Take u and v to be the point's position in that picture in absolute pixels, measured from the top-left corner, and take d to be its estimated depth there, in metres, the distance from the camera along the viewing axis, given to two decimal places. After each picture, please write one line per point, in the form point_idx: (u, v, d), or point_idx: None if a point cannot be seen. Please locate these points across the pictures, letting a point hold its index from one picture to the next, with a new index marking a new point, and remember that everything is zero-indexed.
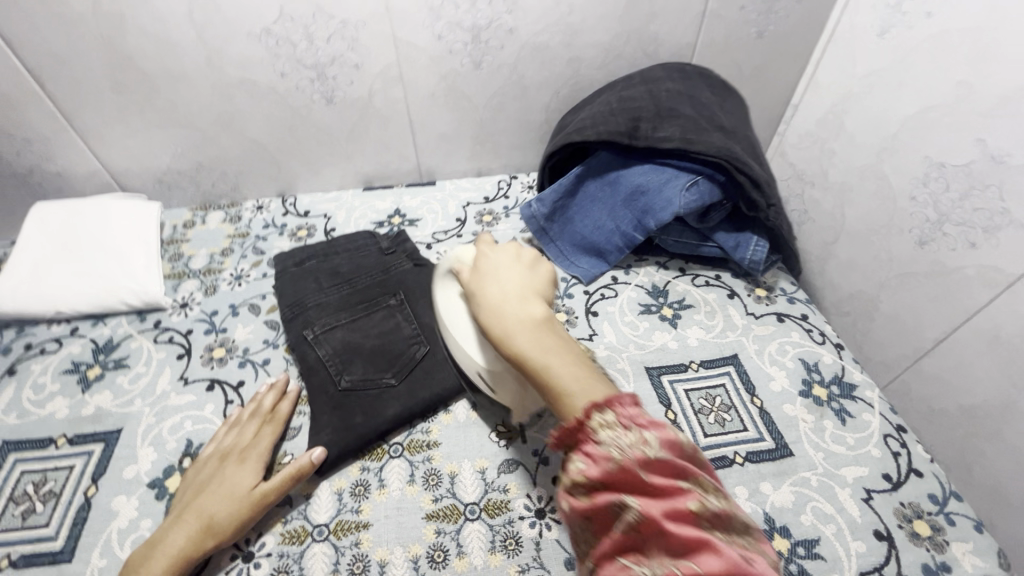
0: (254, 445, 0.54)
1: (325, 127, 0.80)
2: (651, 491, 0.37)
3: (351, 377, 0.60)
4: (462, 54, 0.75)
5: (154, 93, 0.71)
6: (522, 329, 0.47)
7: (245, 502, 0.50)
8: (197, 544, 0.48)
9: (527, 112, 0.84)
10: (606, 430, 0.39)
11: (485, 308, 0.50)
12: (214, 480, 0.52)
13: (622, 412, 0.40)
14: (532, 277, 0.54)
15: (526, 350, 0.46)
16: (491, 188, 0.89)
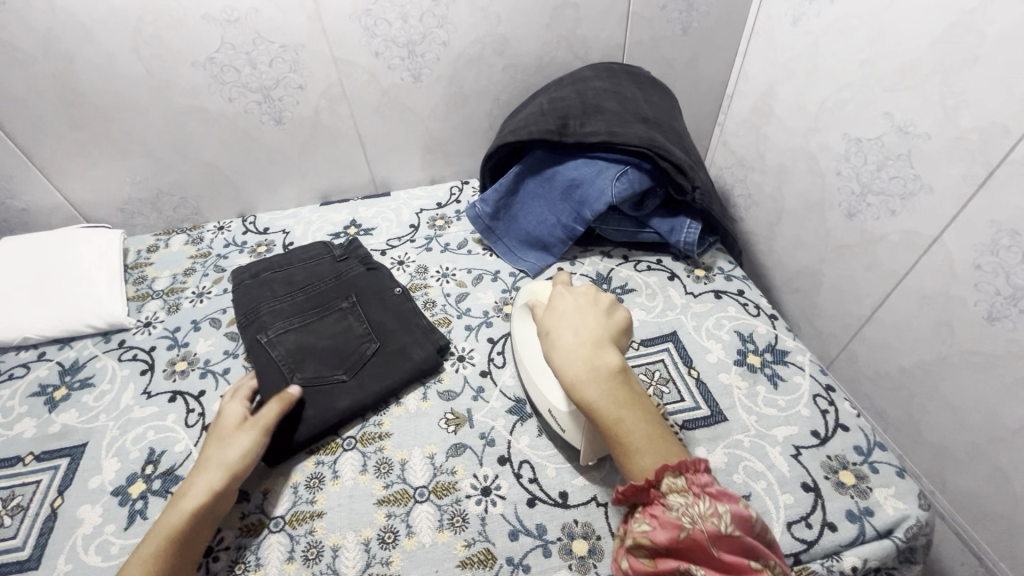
0: (231, 402, 0.60)
1: (278, 147, 0.84)
2: (718, 564, 0.40)
3: (304, 374, 0.63)
4: (400, 68, 0.79)
5: (109, 126, 0.75)
6: (595, 378, 0.48)
7: (243, 437, 0.55)
8: (209, 487, 0.52)
9: (471, 119, 0.89)
10: (677, 495, 0.42)
11: (562, 353, 0.50)
12: (208, 442, 0.56)
13: (693, 481, 0.43)
14: (607, 321, 0.52)
15: (597, 404, 0.47)
16: (443, 195, 0.93)
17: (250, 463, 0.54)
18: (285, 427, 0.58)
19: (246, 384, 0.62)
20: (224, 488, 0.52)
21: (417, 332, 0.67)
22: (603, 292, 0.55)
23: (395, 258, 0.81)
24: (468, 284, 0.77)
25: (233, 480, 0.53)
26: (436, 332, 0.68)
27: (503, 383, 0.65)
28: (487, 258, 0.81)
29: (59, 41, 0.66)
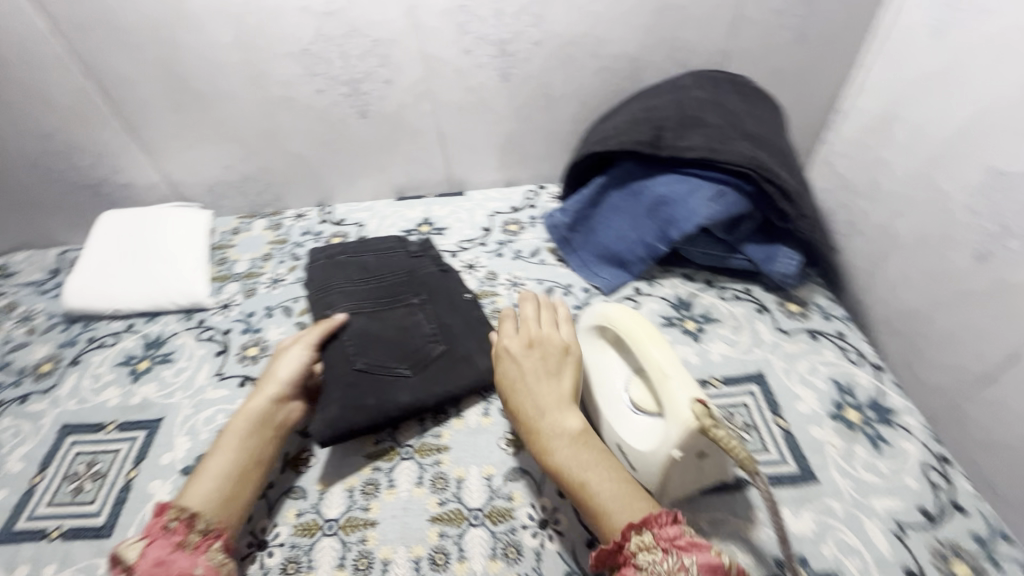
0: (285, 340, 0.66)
1: (360, 140, 0.83)
2: None
3: (366, 360, 0.61)
4: (490, 67, 0.76)
5: (207, 110, 0.77)
6: (560, 443, 0.50)
7: (287, 351, 0.61)
8: (261, 395, 0.57)
9: (554, 122, 0.85)
10: (645, 553, 0.41)
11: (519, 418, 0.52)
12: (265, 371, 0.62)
13: (659, 534, 0.42)
14: (559, 381, 0.54)
15: (562, 467, 0.48)
16: (519, 199, 0.90)
17: (292, 370, 0.59)
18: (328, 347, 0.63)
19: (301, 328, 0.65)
20: (272, 391, 0.57)
21: (482, 340, 0.65)
22: (552, 346, 0.57)
23: (465, 262, 0.80)
24: (538, 297, 0.74)
25: (279, 386, 0.58)
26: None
27: None
28: (560, 270, 0.77)
29: (169, 27, 0.68)
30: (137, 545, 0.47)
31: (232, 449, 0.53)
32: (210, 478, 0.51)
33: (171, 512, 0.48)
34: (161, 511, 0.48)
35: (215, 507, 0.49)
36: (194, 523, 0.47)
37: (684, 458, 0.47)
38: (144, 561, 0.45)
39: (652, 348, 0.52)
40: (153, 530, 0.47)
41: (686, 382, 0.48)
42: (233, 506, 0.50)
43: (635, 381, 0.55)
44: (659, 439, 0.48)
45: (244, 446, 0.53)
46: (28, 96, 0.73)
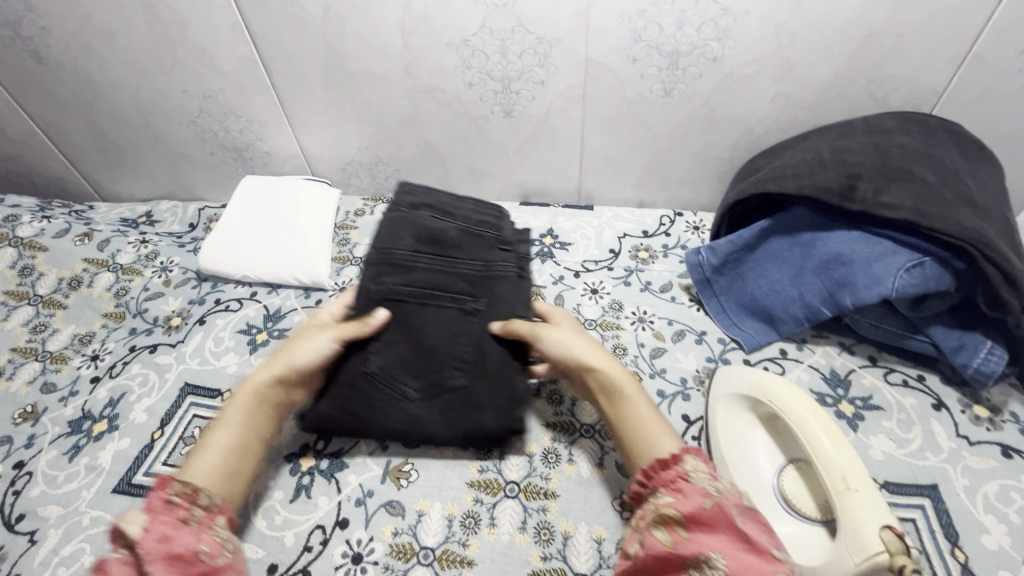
0: (323, 308, 0.62)
1: (498, 139, 0.80)
2: (737, 538, 0.38)
3: (379, 367, 0.55)
4: (654, 79, 0.69)
5: (355, 92, 0.76)
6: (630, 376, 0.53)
7: (312, 335, 0.56)
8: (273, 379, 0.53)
9: (710, 147, 0.76)
10: (698, 473, 0.43)
11: (587, 344, 0.55)
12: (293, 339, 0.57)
13: (711, 469, 0.44)
14: None
15: (633, 394, 0.51)
16: (652, 223, 0.83)
17: (309, 356, 0.54)
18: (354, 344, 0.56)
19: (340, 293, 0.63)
20: (280, 374, 0.53)
21: (502, 391, 0.55)
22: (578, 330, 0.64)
23: (589, 285, 0.74)
24: (666, 339, 0.67)
25: (288, 372, 0.53)
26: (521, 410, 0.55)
27: None
28: (693, 312, 0.70)
29: (339, 6, 0.66)
30: (137, 518, 0.41)
31: (237, 425, 0.50)
32: (214, 451, 0.48)
33: (175, 486, 0.44)
34: (164, 484, 0.44)
35: (217, 482, 0.46)
36: (198, 498, 0.44)
37: None
38: (148, 537, 0.40)
39: (828, 445, 0.45)
40: (155, 504, 0.43)
41: (874, 501, 0.41)
42: (230, 483, 0.47)
43: (789, 471, 0.50)
44: (828, 559, 0.42)
45: (246, 424, 0.50)
46: (197, 59, 0.74)
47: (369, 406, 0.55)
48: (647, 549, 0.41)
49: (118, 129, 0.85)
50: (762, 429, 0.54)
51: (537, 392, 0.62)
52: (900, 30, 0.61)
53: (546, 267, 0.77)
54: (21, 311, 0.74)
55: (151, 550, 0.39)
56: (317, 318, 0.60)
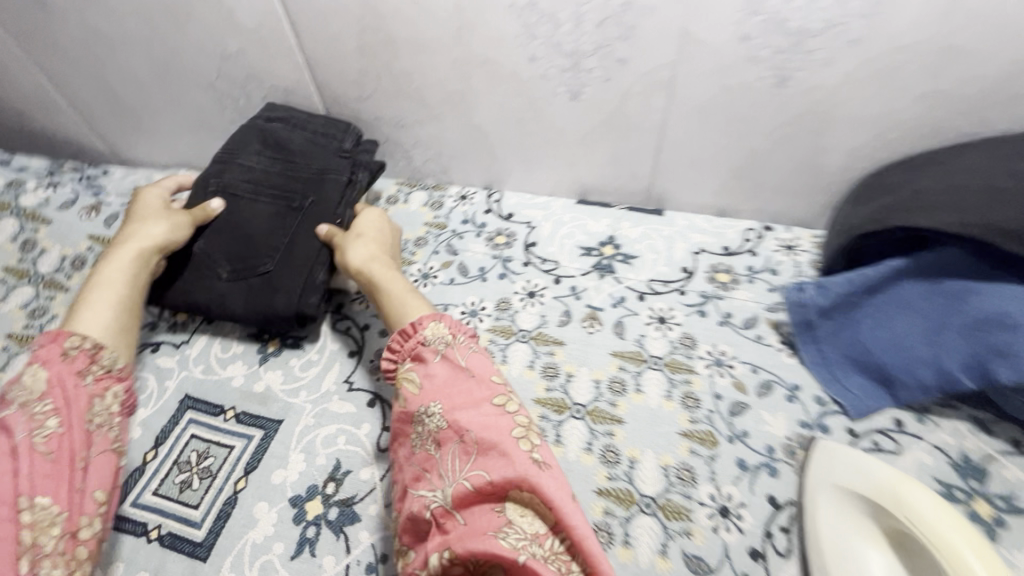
0: (152, 187, 0.65)
1: (559, 126, 0.67)
2: (460, 387, 0.44)
3: (202, 247, 0.62)
4: (766, 64, 0.55)
5: (394, 61, 0.64)
6: (398, 276, 0.57)
7: (178, 216, 0.60)
8: (145, 251, 0.56)
9: (823, 152, 0.62)
10: (433, 333, 0.48)
11: (360, 248, 0.59)
12: (137, 222, 0.59)
13: (453, 327, 0.48)
14: (392, 240, 0.64)
15: (393, 294, 0.54)
16: (735, 239, 0.69)
17: (182, 236, 0.59)
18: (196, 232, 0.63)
19: (176, 176, 0.68)
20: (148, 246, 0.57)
21: (300, 279, 0.59)
22: (392, 223, 0.66)
23: (655, 312, 0.62)
24: (748, 392, 0.55)
25: (155, 246, 0.57)
26: (315, 299, 0.59)
27: None
28: (783, 359, 0.57)
29: None
30: (36, 374, 0.46)
31: (124, 285, 0.54)
32: (105, 306, 0.52)
33: (72, 340, 0.48)
34: (59, 338, 0.48)
35: (113, 338, 0.51)
36: (98, 356, 0.49)
37: None
38: (54, 389, 0.46)
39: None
40: (50, 355, 0.47)
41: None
42: (126, 336, 0.53)
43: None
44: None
45: (132, 285, 0.55)
46: (214, 12, 0.63)
47: (187, 284, 0.61)
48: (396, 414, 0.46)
49: (132, 89, 0.76)
50: (888, 545, 0.42)
51: (588, 445, 0.52)
52: None
53: (605, 286, 0.65)
54: (19, 292, 0.67)
55: (59, 400, 0.45)
56: (149, 199, 0.63)
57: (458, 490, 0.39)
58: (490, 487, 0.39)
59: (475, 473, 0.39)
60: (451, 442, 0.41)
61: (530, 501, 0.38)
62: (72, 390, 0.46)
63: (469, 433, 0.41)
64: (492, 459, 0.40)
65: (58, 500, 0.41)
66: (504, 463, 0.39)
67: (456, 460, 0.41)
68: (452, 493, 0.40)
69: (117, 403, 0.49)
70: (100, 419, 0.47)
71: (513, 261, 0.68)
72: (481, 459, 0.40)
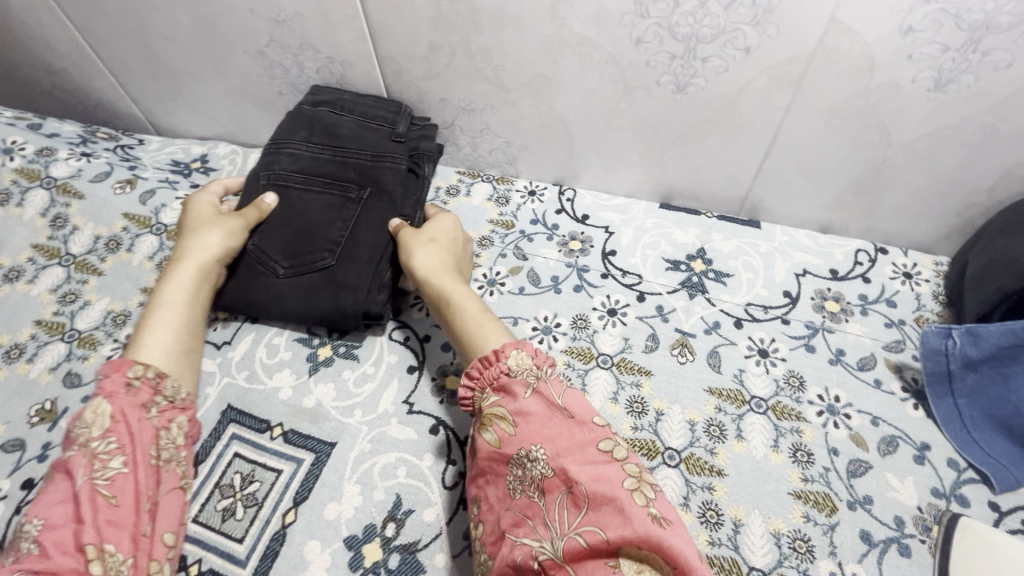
0: (202, 193, 0.59)
1: (654, 121, 0.58)
2: (560, 428, 0.37)
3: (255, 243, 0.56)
4: (929, 63, 0.46)
5: (472, 36, 0.56)
6: (471, 294, 0.50)
7: (230, 220, 0.54)
8: (202, 264, 0.52)
9: (970, 171, 0.52)
10: (519, 364, 0.41)
11: (431, 257, 0.53)
12: (190, 230, 0.54)
13: (538, 355, 0.41)
14: (463, 254, 0.58)
15: (466, 314, 0.48)
16: (844, 261, 0.61)
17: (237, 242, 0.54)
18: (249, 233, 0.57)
19: (224, 181, 0.62)
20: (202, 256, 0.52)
21: (366, 276, 0.55)
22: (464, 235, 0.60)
23: (755, 343, 0.54)
24: (869, 449, 0.48)
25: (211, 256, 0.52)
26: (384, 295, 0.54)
27: None
28: (907, 411, 0.50)
29: None
30: (99, 408, 0.41)
31: (182, 302, 0.49)
32: (165, 329, 0.48)
33: (136, 369, 0.43)
34: (121, 367, 0.43)
35: (177, 364, 0.47)
36: (162, 386, 0.45)
37: None
38: (119, 425, 0.41)
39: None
40: (115, 386, 0.43)
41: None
42: (189, 358, 0.49)
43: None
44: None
45: (192, 302, 0.50)
46: None
47: (241, 282, 0.55)
48: (479, 453, 0.39)
49: (173, 52, 0.68)
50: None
51: (684, 500, 0.45)
52: None
53: (697, 308, 0.57)
54: (50, 273, 0.62)
55: (125, 438, 0.41)
56: (199, 202, 0.57)
57: (567, 546, 0.33)
58: (605, 546, 0.33)
59: (588, 530, 0.33)
60: (555, 492, 0.35)
61: (653, 563, 0.32)
62: (135, 425, 0.42)
63: (579, 483, 0.35)
64: (608, 514, 0.33)
65: (123, 547, 0.38)
66: (621, 520, 0.33)
67: (563, 511, 0.35)
68: (561, 549, 0.33)
69: (182, 435, 0.45)
70: (165, 454, 0.43)
71: (590, 271, 0.61)
72: (593, 513, 0.34)
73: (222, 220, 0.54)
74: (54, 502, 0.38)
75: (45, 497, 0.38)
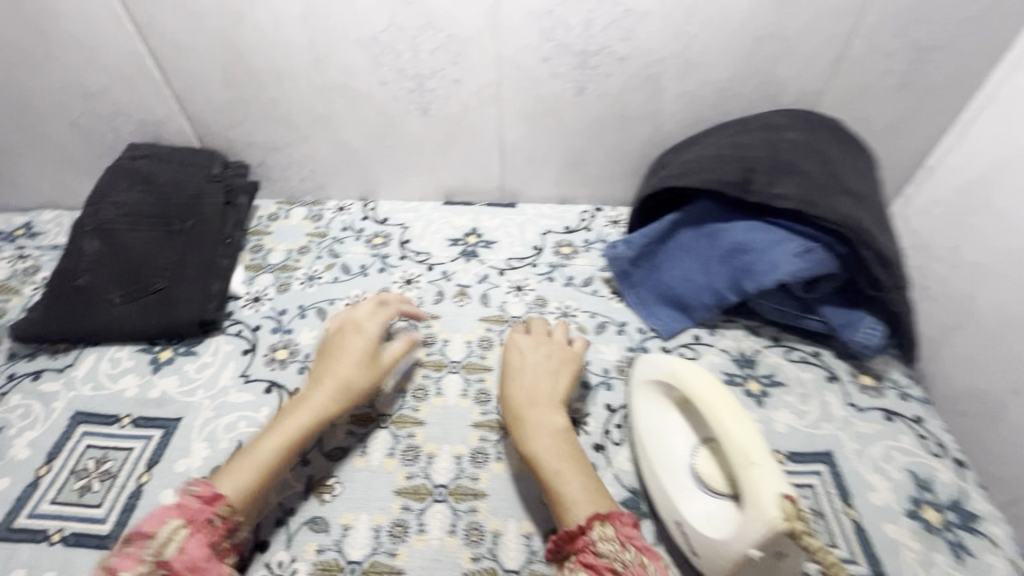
0: (354, 311, 0.62)
1: (416, 139, 0.78)
2: None
3: (90, 279, 0.66)
4: (567, 79, 0.71)
5: (259, 91, 0.72)
6: (551, 435, 0.52)
7: (369, 367, 0.57)
8: (314, 418, 0.53)
9: (625, 144, 0.79)
10: (605, 543, 0.44)
11: (535, 386, 0.56)
12: (336, 357, 0.58)
13: (620, 529, 0.45)
14: (560, 381, 0.57)
15: (544, 460, 0.51)
16: (573, 219, 0.85)
17: (359, 397, 0.56)
18: (81, 274, 0.66)
19: (382, 299, 0.64)
20: (314, 405, 0.54)
21: (196, 290, 0.66)
22: (568, 352, 0.60)
23: (513, 283, 0.75)
24: (589, 332, 0.69)
25: (331, 405, 0.54)
26: (214, 303, 0.66)
27: (619, 465, 0.57)
28: (614, 304, 0.72)
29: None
30: (176, 532, 0.43)
31: (277, 456, 0.51)
32: (252, 469, 0.49)
33: (221, 508, 0.46)
34: (213, 501, 0.46)
35: (253, 504, 0.49)
36: (230, 531, 0.47)
37: (764, 561, 0.44)
38: (182, 559, 0.42)
39: (727, 417, 0.48)
40: (195, 516, 0.45)
41: (772, 472, 0.44)
42: (262, 494, 0.50)
43: (701, 452, 0.52)
44: (737, 531, 0.45)
45: (287, 456, 0.51)
46: (76, 53, 0.68)
47: (80, 314, 0.64)
48: None
49: None
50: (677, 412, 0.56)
51: (464, 392, 0.62)
52: (785, 36, 0.67)
53: (471, 267, 0.76)
54: None
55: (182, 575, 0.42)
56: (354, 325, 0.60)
57: None
58: None
59: None
60: None
61: None
62: (200, 568, 0.43)
63: None
64: None
65: None
66: None
67: None
68: None
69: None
70: None
71: (391, 257, 0.78)
72: None
73: (366, 363, 0.57)
74: None
75: None
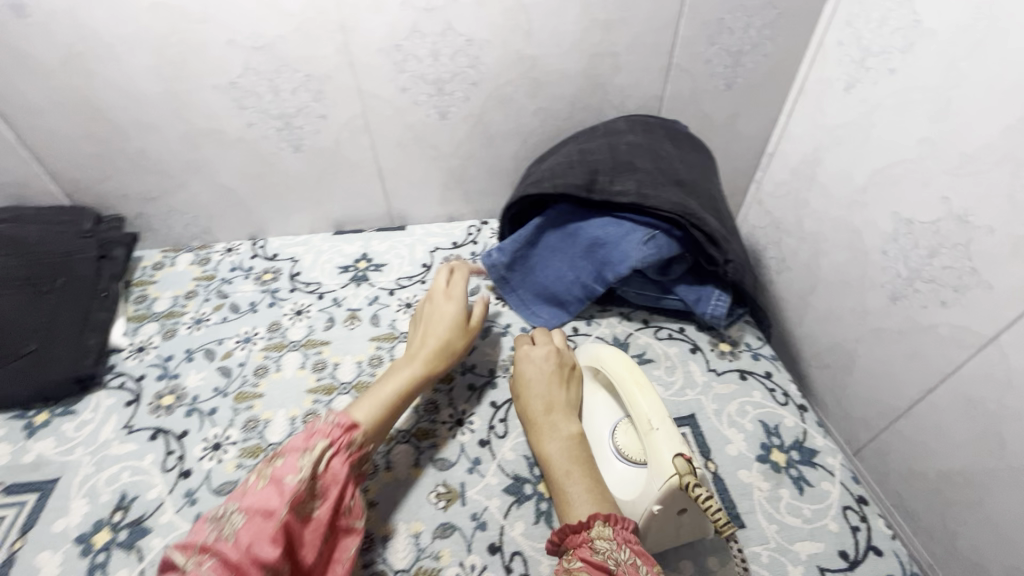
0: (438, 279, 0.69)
1: (294, 174, 0.81)
2: None
3: None
4: (428, 105, 0.76)
5: (125, 143, 0.73)
6: (564, 440, 0.56)
7: (465, 328, 0.65)
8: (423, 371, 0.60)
9: (496, 160, 0.85)
10: (604, 540, 0.46)
11: (554, 392, 0.60)
12: (433, 322, 0.65)
13: (619, 531, 0.46)
14: (572, 392, 0.62)
15: (555, 466, 0.54)
16: (460, 234, 0.89)
17: (457, 353, 0.63)
18: None
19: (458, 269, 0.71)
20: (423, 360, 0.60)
21: (71, 347, 0.65)
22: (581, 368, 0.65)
23: (403, 300, 0.78)
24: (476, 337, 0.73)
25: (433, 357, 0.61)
26: (90, 357, 0.66)
27: (502, 456, 0.60)
28: (498, 308, 0.77)
29: (80, 58, 0.65)
30: (324, 452, 0.49)
31: (395, 400, 0.57)
32: (376, 405, 0.55)
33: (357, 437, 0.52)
34: (351, 428, 0.52)
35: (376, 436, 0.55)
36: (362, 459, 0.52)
37: (663, 513, 0.50)
38: (331, 475, 0.49)
39: (635, 393, 0.55)
40: (339, 441, 0.50)
41: (671, 435, 0.51)
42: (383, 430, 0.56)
43: (622, 426, 0.59)
44: (641, 493, 0.52)
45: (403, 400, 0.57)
46: None
47: None
48: None
49: None
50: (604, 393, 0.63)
51: None
52: (616, 53, 0.75)
53: (361, 290, 0.79)
54: None
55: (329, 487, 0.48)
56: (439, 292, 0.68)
57: None
58: None
59: None
60: None
61: None
62: (342, 484, 0.49)
63: None
64: None
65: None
66: None
67: None
68: None
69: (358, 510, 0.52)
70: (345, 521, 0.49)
71: (281, 290, 0.79)
72: None
73: (460, 325, 0.65)
74: (256, 503, 0.45)
75: (250, 495, 0.45)
